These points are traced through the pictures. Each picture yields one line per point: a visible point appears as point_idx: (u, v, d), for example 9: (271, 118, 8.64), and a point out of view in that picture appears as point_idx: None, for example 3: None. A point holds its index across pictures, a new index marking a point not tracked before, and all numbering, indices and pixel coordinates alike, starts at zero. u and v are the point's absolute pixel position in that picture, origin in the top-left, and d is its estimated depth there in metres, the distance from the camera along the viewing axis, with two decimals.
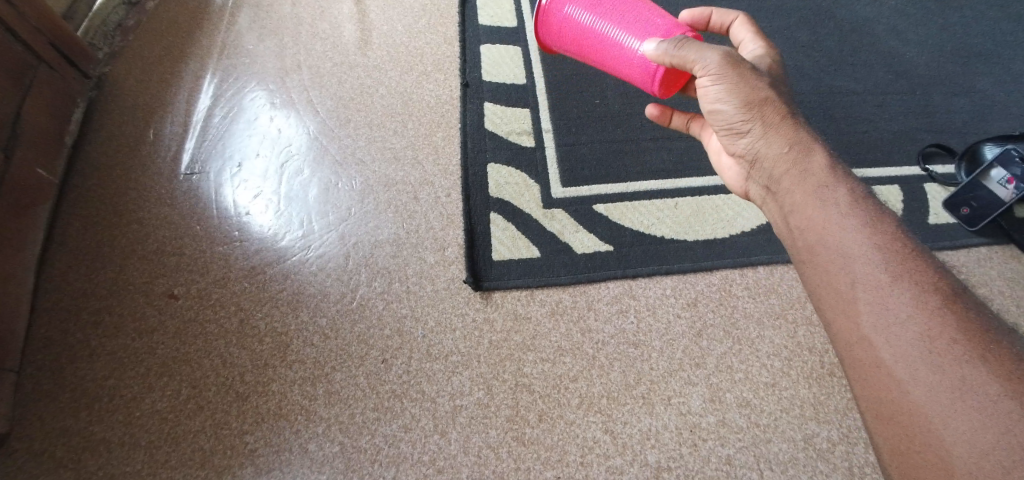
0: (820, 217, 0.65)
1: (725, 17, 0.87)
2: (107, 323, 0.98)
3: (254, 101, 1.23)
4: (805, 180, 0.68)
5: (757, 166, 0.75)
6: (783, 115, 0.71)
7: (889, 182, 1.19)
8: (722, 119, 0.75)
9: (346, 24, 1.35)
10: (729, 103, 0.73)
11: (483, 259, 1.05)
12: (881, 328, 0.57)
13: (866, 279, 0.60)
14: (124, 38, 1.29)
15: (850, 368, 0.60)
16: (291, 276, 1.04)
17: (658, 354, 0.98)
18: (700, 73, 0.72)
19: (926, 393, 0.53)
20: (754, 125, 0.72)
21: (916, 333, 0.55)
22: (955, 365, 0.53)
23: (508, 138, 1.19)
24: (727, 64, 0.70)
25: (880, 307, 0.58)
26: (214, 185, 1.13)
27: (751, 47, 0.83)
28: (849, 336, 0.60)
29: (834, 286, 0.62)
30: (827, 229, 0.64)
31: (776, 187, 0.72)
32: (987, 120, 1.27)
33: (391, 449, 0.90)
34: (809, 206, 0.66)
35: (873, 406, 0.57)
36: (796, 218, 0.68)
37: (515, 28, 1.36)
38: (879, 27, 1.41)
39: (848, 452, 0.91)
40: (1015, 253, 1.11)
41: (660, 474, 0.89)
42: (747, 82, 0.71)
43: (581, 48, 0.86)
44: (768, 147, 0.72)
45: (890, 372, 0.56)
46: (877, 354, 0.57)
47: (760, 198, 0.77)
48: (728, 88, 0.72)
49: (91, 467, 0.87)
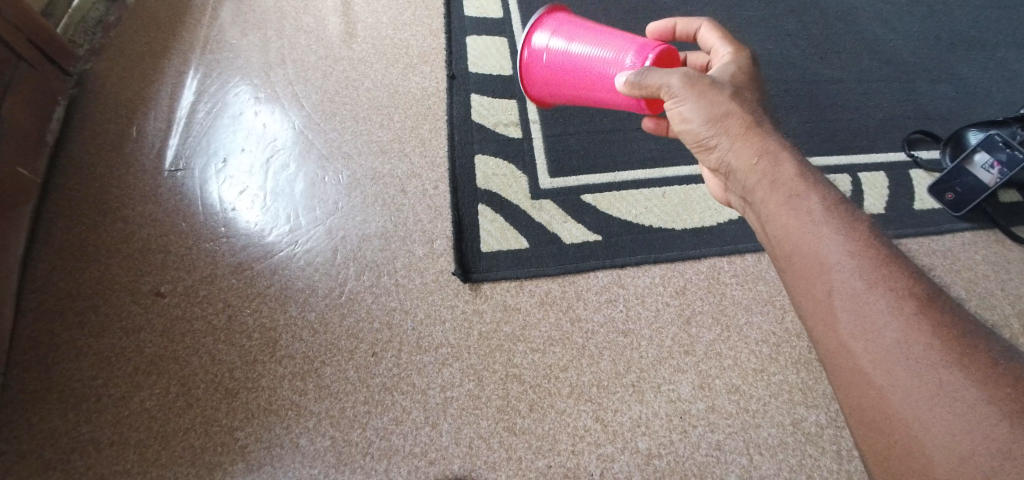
0: (793, 226, 0.65)
1: (690, 24, 0.86)
2: (93, 323, 0.97)
3: (238, 96, 1.22)
4: (773, 190, 0.68)
5: (732, 177, 0.74)
6: (746, 127, 0.71)
7: (875, 169, 1.20)
8: (691, 135, 0.76)
9: (331, 17, 1.34)
10: (695, 119, 0.74)
11: (471, 252, 1.05)
12: (859, 334, 0.58)
13: (843, 286, 0.60)
14: (105, 34, 1.26)
15: (831, 374, 0.60)
16: (279, 271, 1.03)
17: (647, 342, 0.98)
18: (665, 97, 0.74)
19: (906, 400, 0.54)
20: (722, 137, 0.73)
21: (894, 338, 0.56)
22: (933, 371, 0.53)
23: (495, 130, 1.18)
24: (689, 86, 0.73)
25: (858, 314, 0.58)
26: (198, 183, 1.11)
27: (721, 54, 0.83)
28: (829, 343, 0.60)
29: (813, 293, 0.62)
30: (800, 237, 0.64)
31: (750, 198, 0.72)
32: (970, 106, 1.28)
33: (382, 442, 0.90)
34: (781, 216, 0.67)
35: (855, 413, 0.57)
36: (770, 229, 0.68)
37: (501, 19, 1.35)
38: (863, 15, 1.41)
39: (836, 435, 0.92)
40: (999, 237, 1.12)
41: (651, 461, 0.89)
42: (710, 97, 0.73)
43: (563, 89, 0.91)
44: (736, 159, 0.72)
45: (870, 379, 0.56)
46: (857, 361, 0.57)
47: (740, 208, 0.77)
48: (691, 106, 0.73)
49: (80, 468, 0.87)
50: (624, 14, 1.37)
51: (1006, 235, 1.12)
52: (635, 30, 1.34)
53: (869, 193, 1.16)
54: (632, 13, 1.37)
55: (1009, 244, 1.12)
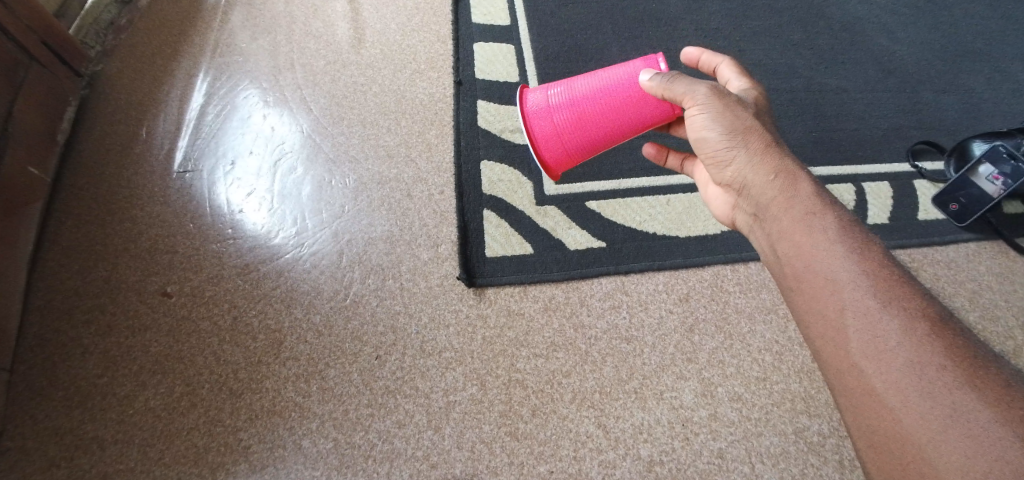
0: (807, 245, 0.66)
1: (712, 59, 0.89)
2: (100, 322, 0.98)
3: (247, 99, 1.23)
4: (793, 206, 0.68)
5: (744, 193, 0.75)
6: (767, 144, 0.72)
7: (879, 179, 1.20)
8: (708, 148, 0.76)
9: (340, 22, 1.35)
10: (716, 130, 0.74)
11: (476, 257, 1.05)
12: (871, 355, 0.58)
13: (855, 305, 0.60)
14: (117, 36, 1.28)
15: (840, 395, 0.61)
16: (285, 273, 1.04)
17: (650, 349, 0.98)
18: (689, 104, 0.73)
19: (917, 422, 0.54)
20: (740, 153, 0.73)
21: (905, 359, 0.56)
22: (945, 391, 0.54)
23: (501, 136, 1.19)
24: (712, 99, 0.73)
25: (870, 334, 0.59)
26: (208, 185, 1.12)
27: (735, 86, 0.84)
28: (839, 363, 0.60)
29: (824, 313, 0.62)
30: (815, 255, 0.65)
31: (763, 214, 0.72)
32: (975, 118, 1.29)
33: (385, 445, 0.90)
34: (797, 234, 0.67)
35: (865, 435, 0.58)
36: (784, 245, 0.68)
37: (508, 26, 1.36)
38: (869, 26, 1.42)
39: (838, 445, 0.92)
40: (1003, 249, 1.12)
41: (653, 468, 0.89)
42: (732, 111, 0.73)
43: (592, 142, 0.85)
44: (754, 174, 0.72)
45: (881, 400, 0.56)
46: (868, 381, 0.58)
47: (748, 227, 0.77)
48: (714, 117, 0.73)
49: (84, 465, 0.87)
50: (630, 23, 1.38)
51: (1010, 246, 1.12)
52: (641, 39, 1.35)
53: (873, 203, 1.17)
54: (639, 22, 1.38)
55: (1014, 256, 1.12)
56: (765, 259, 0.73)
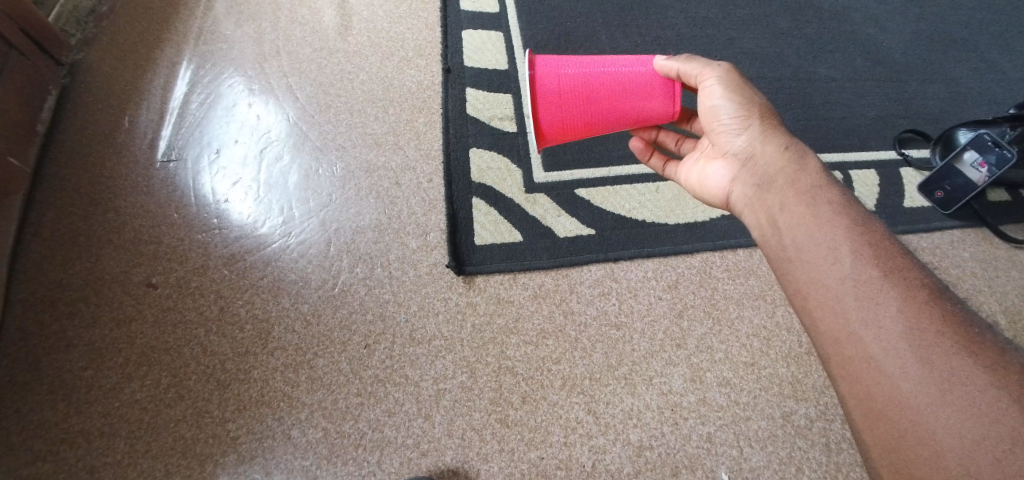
0: (812, 213, 0.67)
1: None
2: (84, 314, 0.96)
3: (231, 87, 1.21)
4: (801, 178, 0.71)
5: (746, 170, 0.76)
6: (777, 124, 0.76)
7: (866, 166, 1.21)
8: (721, 120, 0.79)
9: (326, 10, 1.33)
10: (732, 103, 0.78)
11: (465, 244, 1.05)
12: (870, 323, 0.59)
13: (856, 274, 0.61)
14: (97, 23, 1.25)
15: (834, 365, 0.61)
16: (271, 263, 1.03)
17: (640, 336, 0.99)
18: (704, 77, 0.78)
19: (916, 387, 0.55)
20: (749, 130, 0.77)
21: (905, 326, 0.57)
22: (944, 357, 0.55)
23: (490, 124, 1.18)
24: (727, 76, 0.78)
25: (870, 302, 0.60)
26: (191, 174, 1.11)
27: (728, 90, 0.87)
28: (836, 333, 0.61)
29: (823, 282, 0.63)
30: (821, 224, 0.66)
31: (767, 186, 0.73)
32: (960, 107, 1.30)
33: (375, 433, 0.90)
34: (801, 203, 0.69)
35: (861, 404, 0.58)
36: (788, 213, 0.69)
37: (497, 12, 1.34)
38: (857, 15, 1.42)
39: (825, 428, 0.93)
40: (987, 234, 1.14)
41: (643, 452, 0.90)
42: (747, 91, 0.78)
43: (587, 117, 0.82)
44: (764, 146, 0.75)
45: (879, 367, 0.57)
46: (866, 348, 0.58)
47: (743, 206, 0.76)
48: (729, 92, 0.78)
49: (69, 459, 0.87)
50: (619, 11, 1.37)
51: (994, 232, 1.13)
52: (631, 27, 1.35)
53: (860, 190, 1.18)
54: (628, 10, 1.37)
55: (997, 242, 1.13)
56: (758, 237, 0.73)
